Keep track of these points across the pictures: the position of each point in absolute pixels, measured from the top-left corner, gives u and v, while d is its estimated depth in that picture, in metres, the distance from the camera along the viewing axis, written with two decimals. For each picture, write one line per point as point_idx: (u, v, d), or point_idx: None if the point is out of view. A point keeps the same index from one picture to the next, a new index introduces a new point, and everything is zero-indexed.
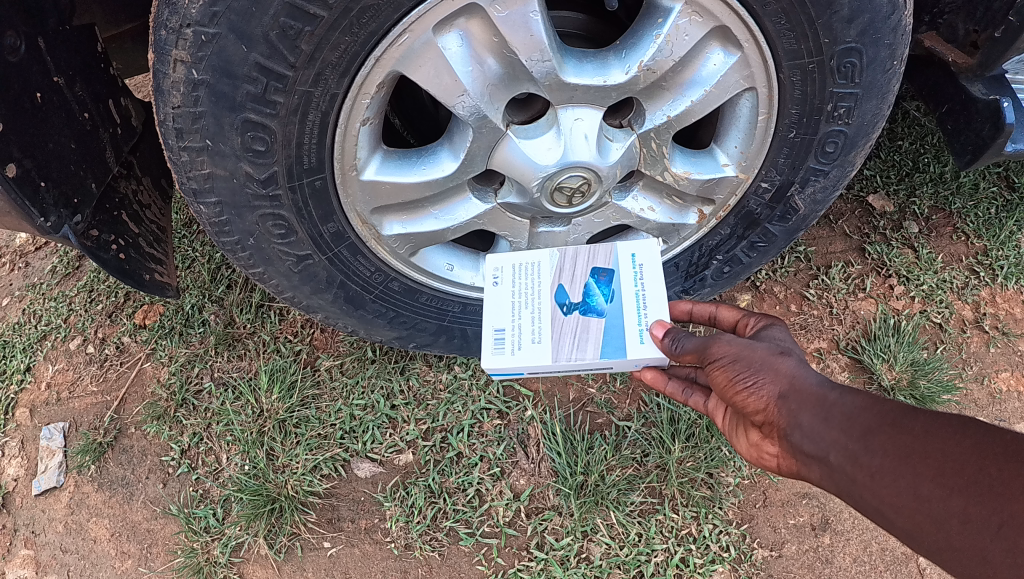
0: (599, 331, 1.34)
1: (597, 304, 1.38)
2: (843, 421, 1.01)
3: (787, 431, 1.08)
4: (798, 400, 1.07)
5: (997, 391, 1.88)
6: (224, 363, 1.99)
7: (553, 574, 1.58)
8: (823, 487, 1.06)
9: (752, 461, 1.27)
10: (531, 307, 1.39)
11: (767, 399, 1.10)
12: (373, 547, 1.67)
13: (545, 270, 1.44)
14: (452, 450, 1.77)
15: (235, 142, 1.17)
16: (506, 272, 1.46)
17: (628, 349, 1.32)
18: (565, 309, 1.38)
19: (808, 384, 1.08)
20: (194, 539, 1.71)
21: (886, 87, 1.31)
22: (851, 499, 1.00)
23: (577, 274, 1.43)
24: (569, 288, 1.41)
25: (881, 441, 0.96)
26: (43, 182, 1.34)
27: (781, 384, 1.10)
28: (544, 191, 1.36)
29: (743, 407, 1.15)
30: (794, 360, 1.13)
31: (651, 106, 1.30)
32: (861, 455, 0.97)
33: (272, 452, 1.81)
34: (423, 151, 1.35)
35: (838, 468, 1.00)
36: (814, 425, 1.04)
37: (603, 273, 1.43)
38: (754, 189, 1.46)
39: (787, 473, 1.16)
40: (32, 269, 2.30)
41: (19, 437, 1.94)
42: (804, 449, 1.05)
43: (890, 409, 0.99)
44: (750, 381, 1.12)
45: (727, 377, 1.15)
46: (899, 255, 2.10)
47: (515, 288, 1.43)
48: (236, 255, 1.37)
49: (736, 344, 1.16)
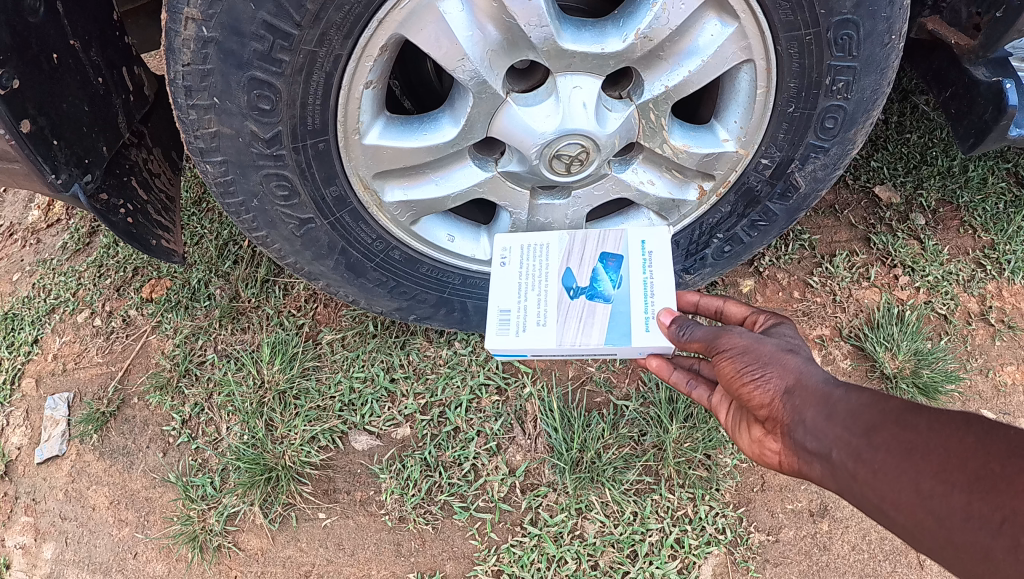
0: (604, 316, 1.35)
1: (604, 290, 1.38)
2: (846, 418, 1.00)
3: (790, 427, 1.07)
4: (803, 396, 1.06)
5: (1002, 384, 1.86)
6: (227, 335, 1.99)
7: (547, 550, 1.58)
8: (825, 486, 1.05)
9: (753, 458, 1.26)
10: (537, 289, 1.40)
11: (773, 393, 1.10)
12: (368, 519, 1.67)
13: (554, 254, 1.45)
14: (450, 424, 1.77)
15: (242, 100, 1.17)
16: (515, 252, 1.46)
17: (633, 336, 1.32)
18: (572, 293, 1.39)
19: (814, 380, 1.08)
20: (191, 507, 1.71)
21: (884, 62, 1.29)
22: (853, 497, 0.99)
23: (585, 258, 1.43)
24: (576, 272, 1.41)
25: (883, 437, 0.94)
26: (55, 141, 1.34)
27: (787, 380, 1.09)
28: (543, 159, 1.36)
29: (748, 401, 1.15)
30: (802, 357, 1.12)
31: (649, 75, 1.29)
32: (864, 452, 0.96)
33: (271, 423, 1.81)
34: (425, 117, 1.34)
35: (840, 464, 0.99)
36: (818, 422, 1.03)
37: (611, 259, 1.43)
38: (754, 165, 1.45)
39: (788, 471, 1.15)
40: (43, 245, 2.31)
41: (24, 406, 1.95)
42: (807, 445, 1.05)
43: (893, 406, 0.97)
44: (757, 374, 1.12)
45: (734, 369, 1.15)
46: (904, 246, 2.08)
47: (522, 270, 1.44)
48: (240, 217, 1.36)
49: (746, 338, 1.17)
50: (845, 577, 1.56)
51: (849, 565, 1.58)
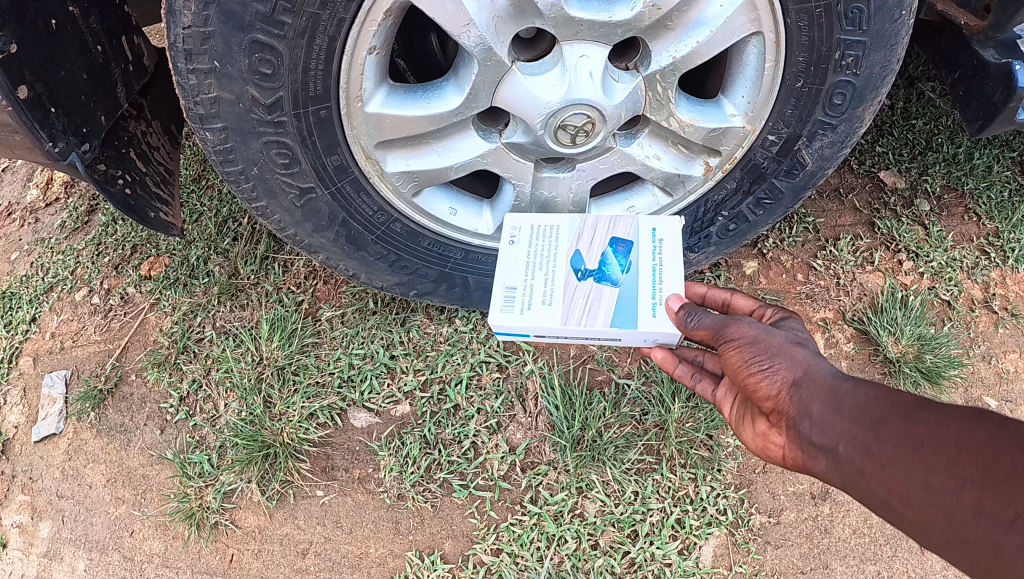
0: (611, 300, 1.32)
1: (611, 273, 1.37)
2: (853, 411, 0.99)
3: (796, 420, 1.06)
4: (810, 389, 1.05)
5: (1005, 371, 1.84)
6: (226, 312, 1.97)
7: (546, 529, 1.57)
8: (829, 481, 1.04)
9: (756, 452, 1.25)
10: (545, 269, 1.38)
11: (780, 385, 1.09)
12: (366, 496, 1.66)
13: (564, 236, 1.43)
14: (450, 402, 1.76)
15: (243, 64, 1.15)
16: (524, 232, 1.45)
17: (639, 320, 1.29)
18: (580, 275, 1.37)
19: (822, 373, 1.06)
20: (188, 484, 1.71)
21: (895, 38, 1.27)
22: (859, 492, 0.97)
23: (595, 242, 1.42)
24: (586, 254, 1.40)
25: (892, 431, 0.93)
26: (52, 108, 1.32)
27: (795, 372, 1.08)
28: (548, 129, 1.34)
29: (753, 393, 1.13)
30: (810, 351, 1.12)
31: (656, 45, 1.27)
32: (872, 446, 0.94)
33: (269, 400, 1.80)
34: (429, 86, 1.33)
35: (847, 459, 0.98)
36: (825, 415, 1.02)
37: (621, 244, 1.41)
38: (760, 142, 1.44)
39: (792, 465, 1.14)
40: (42, 224, 2.29)
41: (22, 384, 1.94)
42: (812, 439, 1.03)
43: (902, 401, 0.96)
44: (765, 365, 1.11)
45: (741, 359, 1.14)
46: (909, 231, 2.06)
47: (531, 249, 1.43)
48: (239, 187, 1.35)
49: (754, 328, 1.16)
50: (847, 561, 1.55)
51: (851, 549, 1.56)
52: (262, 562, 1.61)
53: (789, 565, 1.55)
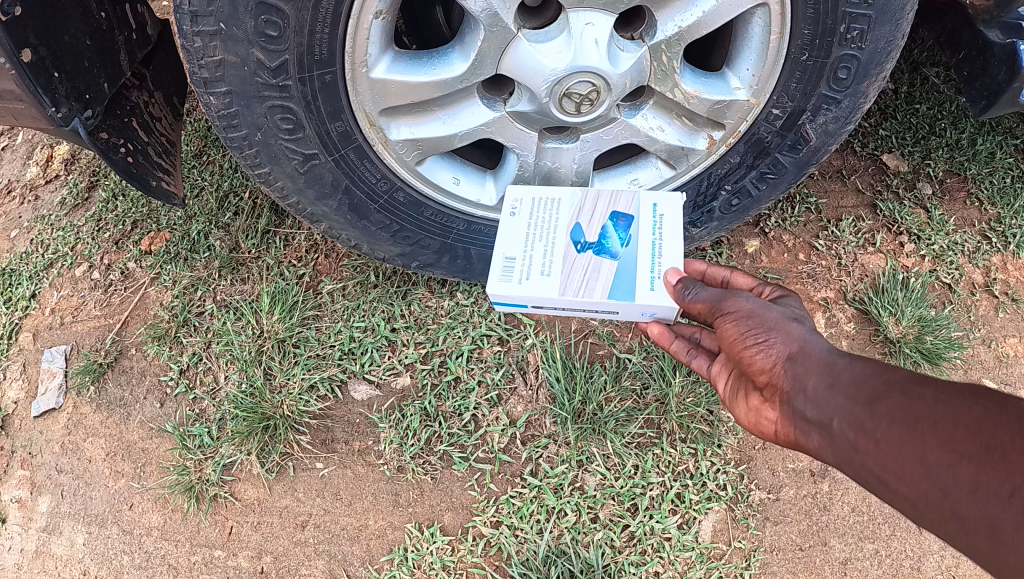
0: (609, 273, 1.32)
1: (611, 247, 1.36)
2: (849, 387, 0.99)
3: (791, 395, 1.06)
4: (805, 364, 1.05)
5: (1005, 355, 1.83)
6: (227, 286, 1.97)
7: (546, 502, 1.57)
8: (822, 457, 1.04)
9: (748, 428, 1.25)
10: (544, 241, 1.38)
11: (775, 359, 1.09)
12: (365, 469, 1.66)
13: (565, 209, 1.43)
14: (450, 374, 1.76)
15: (249, 26, 1.15)
16: (525, 204, 1.46)
17: (637, 293, 1.29)
18: (579, 247, 1.36)
19: (818, 349, 1.07)
20: (188, 457, 1.71)
21: (899, 12, 1.28)
22: (851, 467, 0.98)
23: (596, 215, 1.41)
24: (586, 227, 1.39)
25: (887, 406, 0.93)
26: (56, 73, 1.31)
27: (791, 347, 1.09)
28: (553, 97, 1.34)
29: (748, 367, 1.13)
30: (807, 327, 1.12)
31: (662, 14, 1.27)
32: (867, 422, 0.94)
33: (269, 372, 1.80)
34: (434, 53, 1.32)
35: (840, 435, 0.98)
36: (819, 390, 1.02)
37: (621, 218, 1.41)
38: (765, 116, 1.44)
39: (784, 441, 1.14)
40: (42, 201, 2.28)
41: (21, 360, 1.94)
42: (807, 414, 1.04)
43: (898, 376, 0.96)
44: (761, 340, 1.11)
45: (736, 333, 1.13)
46: (911, 214, 2.05)
47: (532, 221, 1.43)
48: (242, 152, 1.35)
49: (752, 303, 1.16)
50: (844, 539, 1.55)
51: (849, 527, 1.56)
52: (260, 534, 1.61)
53: (788, 542, 1.55)
